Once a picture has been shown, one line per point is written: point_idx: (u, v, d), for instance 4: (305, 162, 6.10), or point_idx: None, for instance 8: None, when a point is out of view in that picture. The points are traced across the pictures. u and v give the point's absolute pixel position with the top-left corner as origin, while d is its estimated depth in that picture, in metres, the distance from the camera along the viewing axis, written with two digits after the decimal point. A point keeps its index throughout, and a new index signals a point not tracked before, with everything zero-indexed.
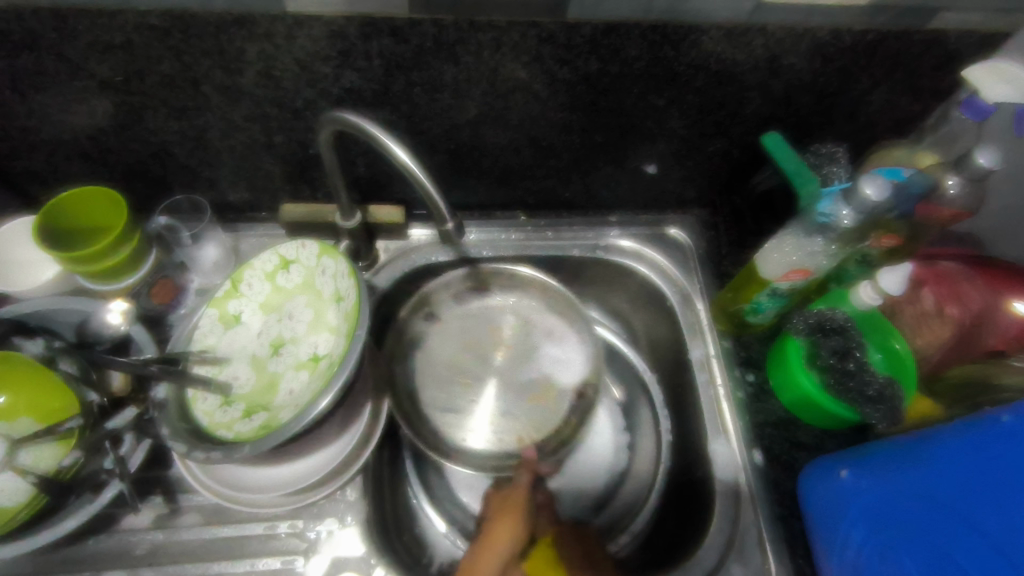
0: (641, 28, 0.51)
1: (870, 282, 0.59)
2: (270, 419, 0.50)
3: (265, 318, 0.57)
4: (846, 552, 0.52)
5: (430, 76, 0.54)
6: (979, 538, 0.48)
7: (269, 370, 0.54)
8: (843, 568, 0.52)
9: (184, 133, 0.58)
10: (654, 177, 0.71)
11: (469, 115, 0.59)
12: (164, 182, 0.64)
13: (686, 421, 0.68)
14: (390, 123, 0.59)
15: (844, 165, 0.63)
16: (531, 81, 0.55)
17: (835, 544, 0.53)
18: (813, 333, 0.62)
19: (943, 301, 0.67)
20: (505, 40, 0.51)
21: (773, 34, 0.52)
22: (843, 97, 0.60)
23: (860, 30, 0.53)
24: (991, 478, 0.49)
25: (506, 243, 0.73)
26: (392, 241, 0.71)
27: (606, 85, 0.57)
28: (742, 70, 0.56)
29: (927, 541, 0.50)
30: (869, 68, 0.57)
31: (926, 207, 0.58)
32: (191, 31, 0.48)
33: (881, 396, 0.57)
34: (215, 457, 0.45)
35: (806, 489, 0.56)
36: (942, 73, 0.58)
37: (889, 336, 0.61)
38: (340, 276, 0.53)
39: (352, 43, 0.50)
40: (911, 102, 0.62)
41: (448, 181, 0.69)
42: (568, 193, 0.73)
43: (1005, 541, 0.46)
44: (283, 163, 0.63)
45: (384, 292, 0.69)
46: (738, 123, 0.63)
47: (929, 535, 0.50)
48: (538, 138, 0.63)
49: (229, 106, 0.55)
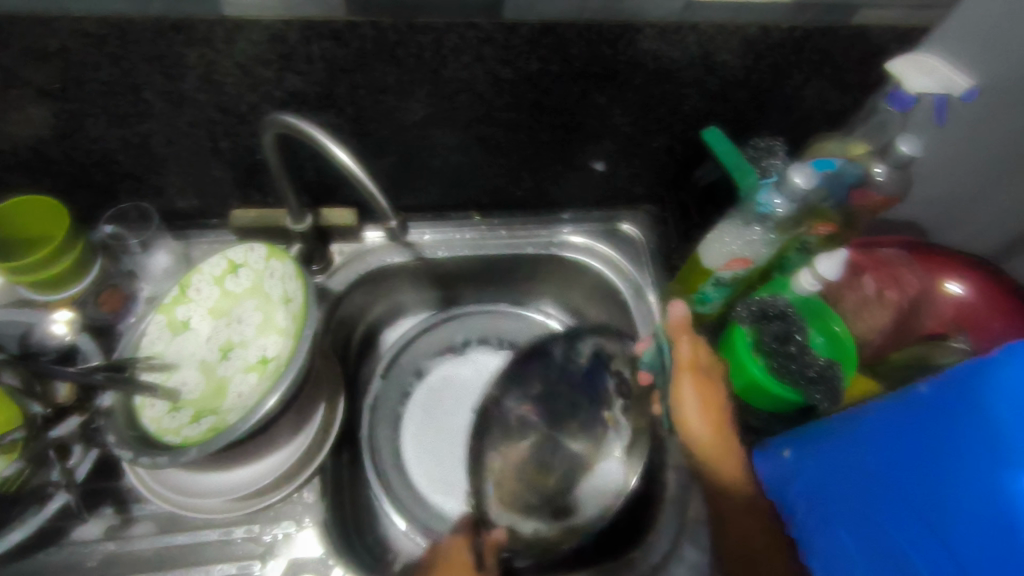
0: (577, 27, 0.52)
1: (808, 268, 0.62)
2: (218, 421, 0.50)
3: (214, 322, 0.56)
4: (800, 518, 0.56)
5: (373, 78, 0.54)
6: (904, 509, 0.44)
7: (218, 374, 0.54)
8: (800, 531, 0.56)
9: (128, 140, 0.57)
10: (603, 174, 0.72)
11: (415, 116, 0.60)
12: (110, 190, 0.63)
13: None
14: (336, 126, 0.59)
15: (782, 159, 0.65)
16: (474, 81, 0.56)
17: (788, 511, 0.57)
18: (757, 320, 0.64)
19: (882, 287, 0.71)
20: (445, 41, 0.52)
21: (705, 32, 0.54)
22: (777, 92, 0.63)
23: (787, 27, 0.55)
24: (913, 454, 0.44)
25: (460, 242, 0.74)
26: (347, 243, 0.71)
27: (547, 84, 0.58)
28: (679, 68, 0.58)
29: (860, 510, 0.49)
30: (799, 63, 0.59)
31: (860, 193, 0.60)
32: (128, 37, 0.48)
33: (821, 377, 0.59)
34: (161, 462, 0.45)
35: (759, 467, 0.59)
36: (867, 67, 0.61)
37: (828, 319, 0.63)
38: (288, 278, 0.54)
39: (293, 47, 0.50)
40: (841, 96, 0.64)
41: (400, 182, 0.70)
42: (519, 191, 0.74)
43: (926, 511, 0.43)
44: (232, 169, 0.63)
45: (339, 295, 0.69)
46: (679, 119, 0.65)
47: (861, 504, 0.49)
48: (485, 138, 0.64)
49: (172, 112, 0.55)
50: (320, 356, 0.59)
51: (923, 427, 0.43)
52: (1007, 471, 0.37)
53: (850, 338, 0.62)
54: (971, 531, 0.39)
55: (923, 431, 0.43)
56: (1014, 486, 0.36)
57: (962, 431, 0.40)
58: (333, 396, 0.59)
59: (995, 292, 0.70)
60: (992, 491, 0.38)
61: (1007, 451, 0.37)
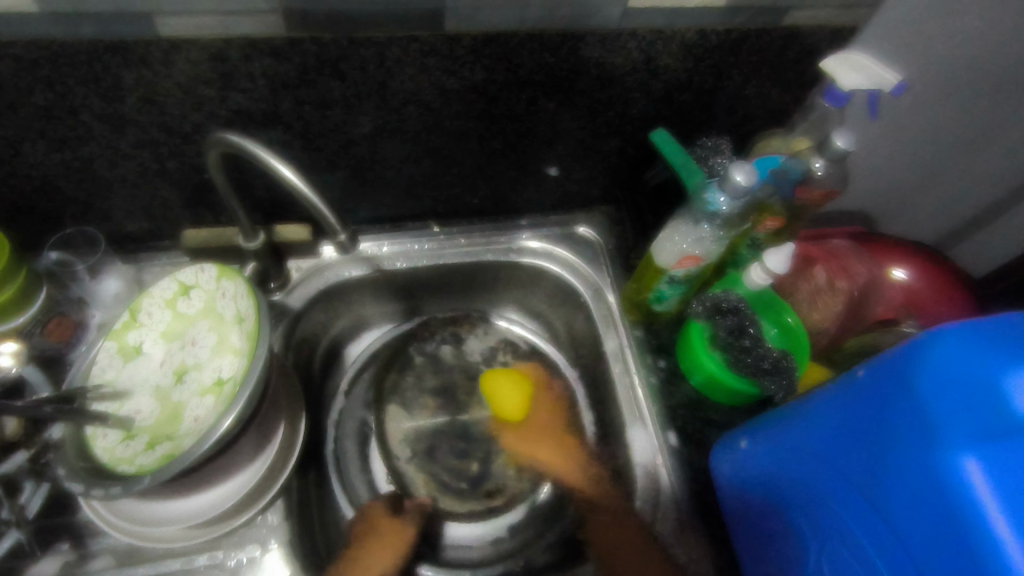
0: (519, 36, 0.53)
1: (758, 264, 0.63)
2: (173, 447, 0.48)
3: (167, 346, 0.55)
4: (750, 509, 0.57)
5: (318, 93, 0.54)
6: (848, 491, 0.46)
7: (173, 399, 0.53)
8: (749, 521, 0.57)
9: (70, 165, 0.56)
10: (557, 179, 0.73)
11: (365, 130, 0.60)
12: (54, 216, 0.62)
13: (606, 414, 0.72)
14: (285, 142, 0.59)
15: (728, 157, 0.67)
16: (421, 93, 0.57)
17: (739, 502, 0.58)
18: (711, 315, 0.65)
19: (834, 277, 0.72)
20: (388, 54, 0.52)
21: (644, 37, 0.56)
22: (719, 92, 0.64)
23: (723, 29, 0.57)
24: (858, 437, 0.45)
25: (419, 253, 0.74)
26: (304, 260, 0.71)
27: (494, 93, 0.59)
28: (622, 73, 0.59)
29: (806, 497, 0.50)
30: (738, 64, 0.61)
31: (801, 189, 0.62)
32: (61, 60, 0.47)
33: (776, 368, 0.61)
34: (114, 492, 0.44)
35: (716, 461, 0.61)
36: (802, 66, 0.63)
37: (780, 311, 0.67)
38: (240, 297, 0.53)
39: (234, 65, 0.50)
40: (781, 94, 0.67)
41: (355, 195, 0.69)
42: (476, 199, 0.75)
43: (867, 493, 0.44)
44: (180, 189, 0.62)
45: (298, 312, 0.68)
46: (627, 122, 0.66)
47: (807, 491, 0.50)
48: (437, 148, 0.65)
49: (114, 134, 0.54)
50: (279, 374, 0.58)
51: (861, 412, 0.45)
52: (940, 448, 0.38)
53: (801, 328, 0.65)
54: (911, 508, 0.40)
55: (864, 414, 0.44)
56: (947, 462, 0.38)
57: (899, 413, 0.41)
58: (293, 415, 0.58)
59: (938, 276, 0.76)
60: (928, 468, 0.39)
61: (940, 429, 0.38)
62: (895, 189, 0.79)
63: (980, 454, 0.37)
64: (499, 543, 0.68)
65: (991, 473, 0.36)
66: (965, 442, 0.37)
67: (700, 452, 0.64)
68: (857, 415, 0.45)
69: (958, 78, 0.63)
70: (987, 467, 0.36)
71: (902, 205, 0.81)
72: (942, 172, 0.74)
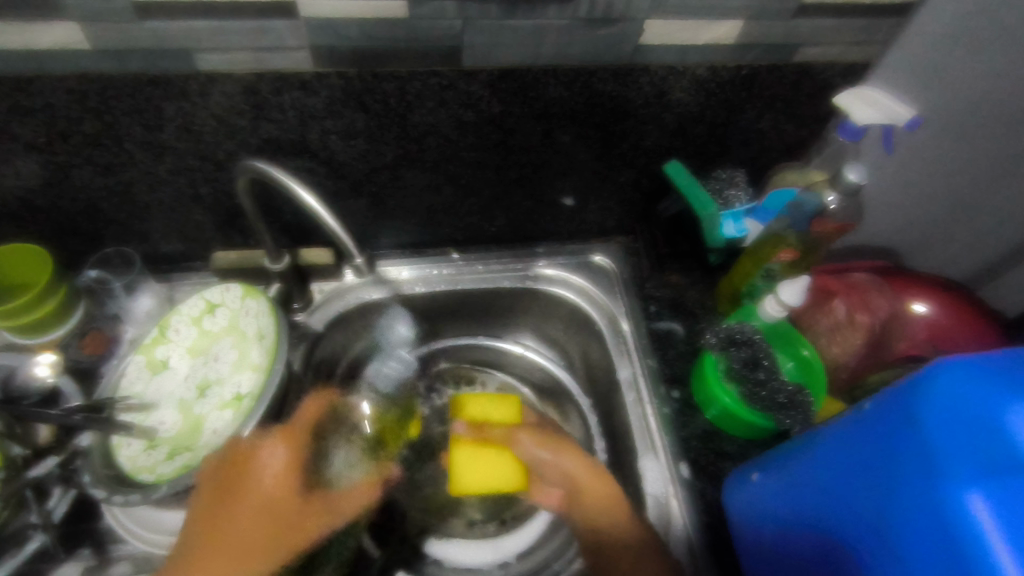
0: (533, 71, 0.55)
1: (773, 295, 0.64)
2: (192, 459, 0.52)
3: (192, 361, 0.58)
4: (760, 538, 0.55)
5: (343, 124, 0.57)
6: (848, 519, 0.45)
7: (194, 411, 0.55)
8: (758, 556, 0.56)
9: (112, 188, 0.60)
10: (573, 209, 0.75)
11: (386, 159, 0.63)
12: (95, 236, 0.66)
13: (619, 443, 0.71)
14: (310, 169, 0.62)
15: (743, 189, 0.69)
16: (440, 124, 0.59)
17: (750, 538, 0.57)
18: (725, 347, 0.66)
19: (853, 311, 0.73)
20: (409, 88, 0.55)
21: (656, 72, 0.57)
22: (733, 126, 0.65)
23: (734, 65, 0.59)
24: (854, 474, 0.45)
25: (437, 278, 0.76)
26: (327, 282, 0.73)
27: (511, 125, 0.61)
28: (635, 106, 0.61)
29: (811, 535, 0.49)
30: (750, 99, 0.62)
31: (818, 222, 0.63)
32: (109, 93, 0.51)
33: (792, 402, 0.61)
34: (133, 499, 0.48)
35: (730, 497, 0.60)
36: (816, 100, 0.64)
37: (797, 343, 0.66)
38: (262, 315, 0.56)
39: (265, 98, 0.54)
40: (797, 128, 0.67)
41: (377, 221, 0.72)
42: (494, 227, 0.77)
43: (867, 521, 0.43)
44: (212, 213, 0.66)
45: (320, 332, 0.71)
46: (640, 155, 0.67)
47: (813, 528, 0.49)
48: (455, 177, 0.67)
49: (153, 160, 0.58)
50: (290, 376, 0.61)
51: (869, 446, 0.44)
52: (944, 483, 0.37)
53: (818, 359, 0.64)
54: (916, 547, 0.39)
55: (863, 445, 0.44)
56: (948, 500, 0.37)
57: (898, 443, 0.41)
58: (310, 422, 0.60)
59: (961, 309, 0.75)
60: (932, 503, 0.38)
61: (945, 464, 0.37)
62: (916, 221, 0.78)
63: (986, 490, 0.36)
64: (508, 568, 0.68)
65: (998, 510, 0.35)
66: (971, 476, 0.37)
67: (713, 485, 0.64)
68: (865, 447, 0.44)
69: (978, 110, 0.63)
70: (995, 505, 0.35)
71: (926, 238, 0.79)
72: (965, 206, 0.73)
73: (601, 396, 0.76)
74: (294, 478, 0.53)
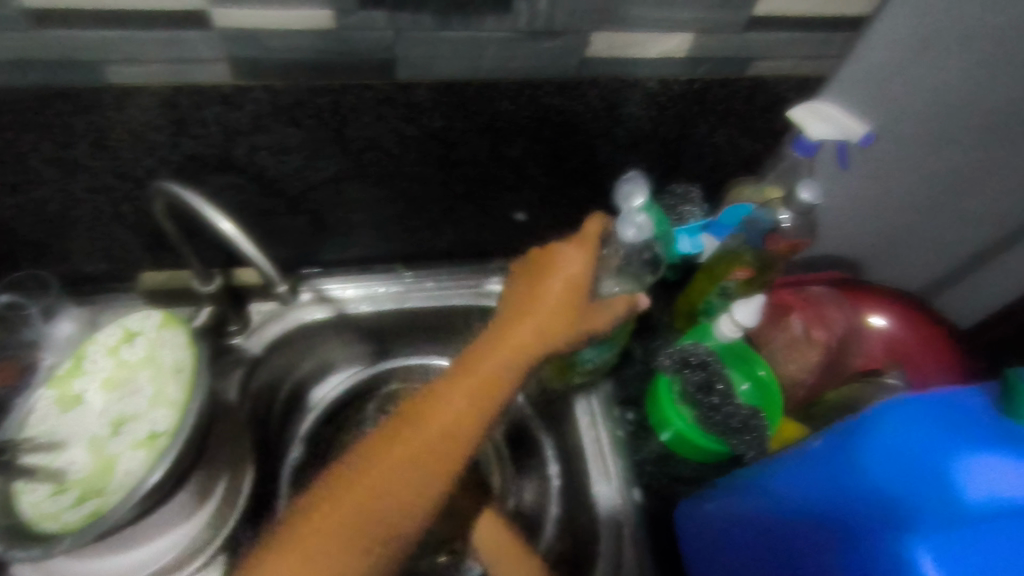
0: (475, 85, 0.53)
1: (727, 314, 0.62)
2: (100, 504, 0.47)
3: (107, 396, 0.53)
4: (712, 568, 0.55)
5: (273, 139, 0.54)
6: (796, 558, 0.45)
7: (107, 451, 0.50)
8: None
9: (22, 208, 0.55)
10: (526, 224, 0.72)
11: (324, 175, 0.59)
12: (8, 258, 0.61)
13: (573, 466, 0.69)
14: (242, 186, 0.58)
15: (697, 206, 0.67)
16: (380, 139, 0.56)
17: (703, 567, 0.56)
18: (679, 369, 0.63)
19: (810, 327, 0.72)
20: (343, 102, 0.52)
21: (605, 85, 0.55)
22: (686, 141, 0.63)
23: (686, 79, 0.56)
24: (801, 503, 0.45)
25: (385, 296, 0.72)
26: (265, 303, 0.70)
27: (455, 139, 0.58)
28: (584, 121, 0.58)
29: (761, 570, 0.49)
30: (703, 113, 0.60)
31: (772, 239, 0.61)
32: (7, 107, 0.47)
33: (745, 426, 0.59)
34: (31, 554, 0.43)
35: (681, 524, 0.59)
36: (771, 114, 0.62)
37: (754, 364, 0.64)
38: (180, 346, 0.53)
39: (185, 112, 0.50)
40: (752, 142, 0.65)
41: (319, 238, 0.68)
42: (445, 243, 0.74)
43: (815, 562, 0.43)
44: (137, 233, 0.61)
45: (257, 357, 0.67)
46: (593, 169, 0.65)
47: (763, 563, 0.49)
48: (400, 192, 0.64)
49: (66, 178, 0.53)
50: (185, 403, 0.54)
51: (816, 487, 0.44)
52: (892, 534, 0.37)
53: (775, 382, 0.62)
54: None
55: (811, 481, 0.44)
56: (894, 553, 0.36)
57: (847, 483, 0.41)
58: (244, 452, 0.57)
59: (918, 323, 0.74)
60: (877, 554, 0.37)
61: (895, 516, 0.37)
62: (873, 234, 0.77)
63: (932, 545, 0.35)
64: None
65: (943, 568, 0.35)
66: (920, 530, 0.36)
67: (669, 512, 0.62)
68: (812, 486, 0.44)
69: (931, 125, 0.62)
70: (941, 562, 0.35)
71: (883, 250, 0.79)
72: (921, 219, 0.72)
73: (557, 417, 0.74)
74: (538, 338, 0.57)
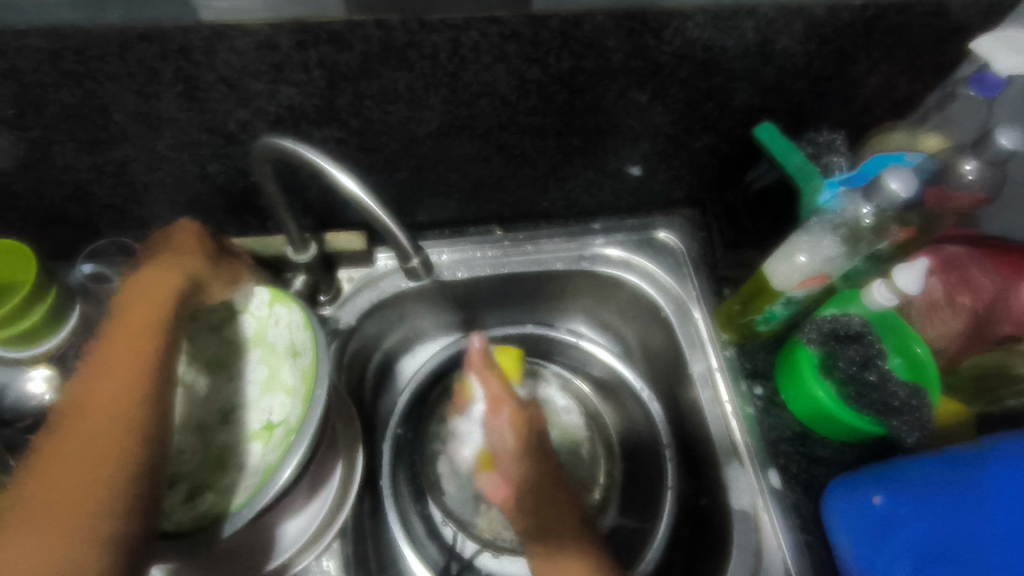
0: (616, 16, 0.45)
1: (883, 281, 0.54)
2: (217, 502, 0.44)
3: (212, 377, 0.50)
4: None
5: (381, 86, 0.47)
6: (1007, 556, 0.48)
7: (218, 441, 0.48)
8: None
9: (102, 168, 0.50)
10: (639, 179, 0.65)
11: (430, 127, 0.52)
12: (89, 223, 0.57)
13: (696, 448, 0.63)
14: (339, 141, 0.52)
15: (845, 155, 0.59)
16: (497, 83, 0.49)
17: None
18: (828, 342, 0.56)
19: (953, 291, 0.60)
20: (464, 39, 0.44)
21: (764, 15, 0.47)
22: (838, 79, 0.55)
23: (859, 5, 0.48)
24: (956, 536, 0.49)
25: (481, 261, 0.66)
26: (355, 269, 0.64)
27: (581, 83, 0.50)
28: (730, 58, 0.50)
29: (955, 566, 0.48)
30: (867, 46, 0.52)
31: (937, 193, 0.53)
32: (89, 52, 0.41)
33: (906, 407, 0.53)
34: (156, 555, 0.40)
35: (830, 501, 0.51)
36: (944, 47, 0.53)
37: (906, 339, 0.57)
38: (295, 326, 0.48)
39: (286, 55, 0.43)
40: (911, 81, 0.56)
41: (413, 198, 0.62)
42: (545, 202, 0.67)
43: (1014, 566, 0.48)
44: (223, 195, 0.56)
45: (350, 329, 0.62)
46: (727, 115, 0.57)
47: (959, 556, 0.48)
48: (508, 146, 0.57)
49: (150, 135, 0.48)
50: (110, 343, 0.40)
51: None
52: None
53: (932, 361, 0.55)
54: None
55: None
56: None
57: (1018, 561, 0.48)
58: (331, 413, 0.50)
59: None
60: None
61: None
62: None
63: None
64: None
65: None
66: None
67: (809, 497, 0.55)
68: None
69: None
70: None
71: None
72: None
73: (666, 385, 0.68)
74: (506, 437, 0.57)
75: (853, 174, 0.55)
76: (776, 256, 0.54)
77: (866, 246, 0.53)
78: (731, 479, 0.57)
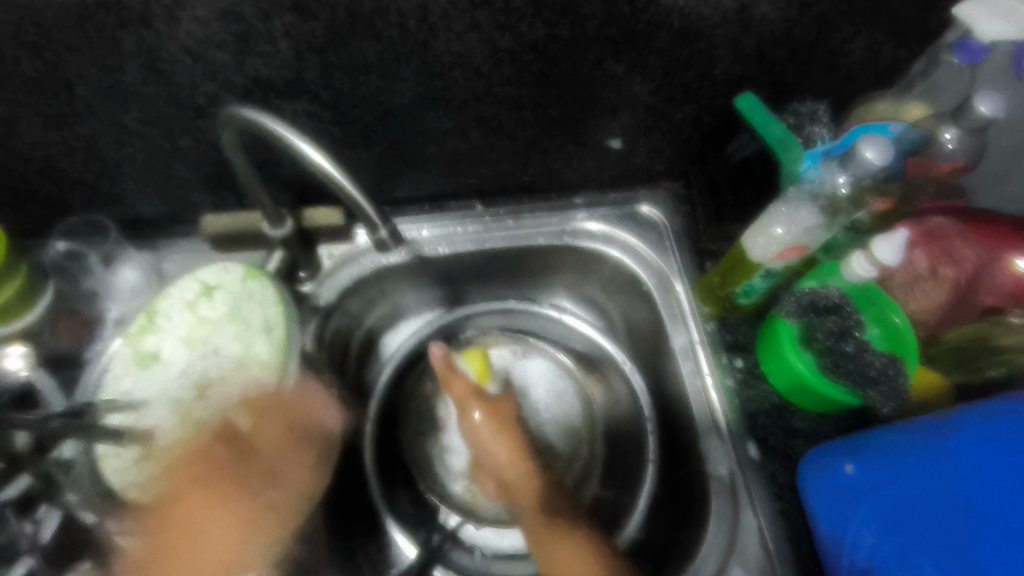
0: None
1: (863, 252, 0.54)
2: None
3: (189, 353, 0.50)
4: (859, 553, 0.48)
5: (350, 56, 0.46)
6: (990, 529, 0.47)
7: (193, 416, 0.47)
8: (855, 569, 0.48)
9: (71, 143, 0.50)
10: (620, 152, 0.64)
11: (403, 99, 0.51)
12: (62, 201, 0.56)
13: (677, 420, 0.63)
14: (312, 114, 0.51)
15: (826, 125, 0.58)
16: (469, 53, 0.48)
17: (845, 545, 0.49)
18: (807, 314, 0.57)
19: (937, 262, 0.59)
20: (432, 7, 0.43)
21: None
22: (820, 47, 0.54)
23: None
24: (929, 498, 0.49)
25: (463, 237, 0.66)
26: (336, 245, 0.63)
27: (556, 52, 0.49)
28: (709, 25, 0.49)
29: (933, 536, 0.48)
30: (849, 13, 0.50)
31: (918, 162, 0.53)
32: (46, 22, 0.40)
33: (884, 377, 0.53)
34: None
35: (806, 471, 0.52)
36: (929, 12, 0.52)
37: (885, 309, 0.57)
38: (269, 302, 0.49)
39: (250, 25, 0.42)
40: (895, 49, 0.55)
41: (392, 173, 0.62)
42: (526, 175, 0.66)
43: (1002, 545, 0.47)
44: (197, 170, 0.55)
45: (330, 305, 0.61)
46: (708, 84, 0.56)
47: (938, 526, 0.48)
48: (485, 119, 0.56)
49: (117, 109, 0.47)
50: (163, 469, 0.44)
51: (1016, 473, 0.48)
52: None
53: (910, 330, 0.55)
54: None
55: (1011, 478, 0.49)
56: None
57: (993, 519, 0.48)
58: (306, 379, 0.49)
59: None
60: None
61: None
62: None
63: None
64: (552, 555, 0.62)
65: None
66: None
67: (786, 467, 0.55)
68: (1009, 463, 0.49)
69: None
70: None
71: None
72: None
73: (648, 359, 0.68)
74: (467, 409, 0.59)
75: (835, 144, 0.54)
76: (753, 229, 0.54)
77: (846, 216, 0.53)
78: (708, 452, 0.57)
